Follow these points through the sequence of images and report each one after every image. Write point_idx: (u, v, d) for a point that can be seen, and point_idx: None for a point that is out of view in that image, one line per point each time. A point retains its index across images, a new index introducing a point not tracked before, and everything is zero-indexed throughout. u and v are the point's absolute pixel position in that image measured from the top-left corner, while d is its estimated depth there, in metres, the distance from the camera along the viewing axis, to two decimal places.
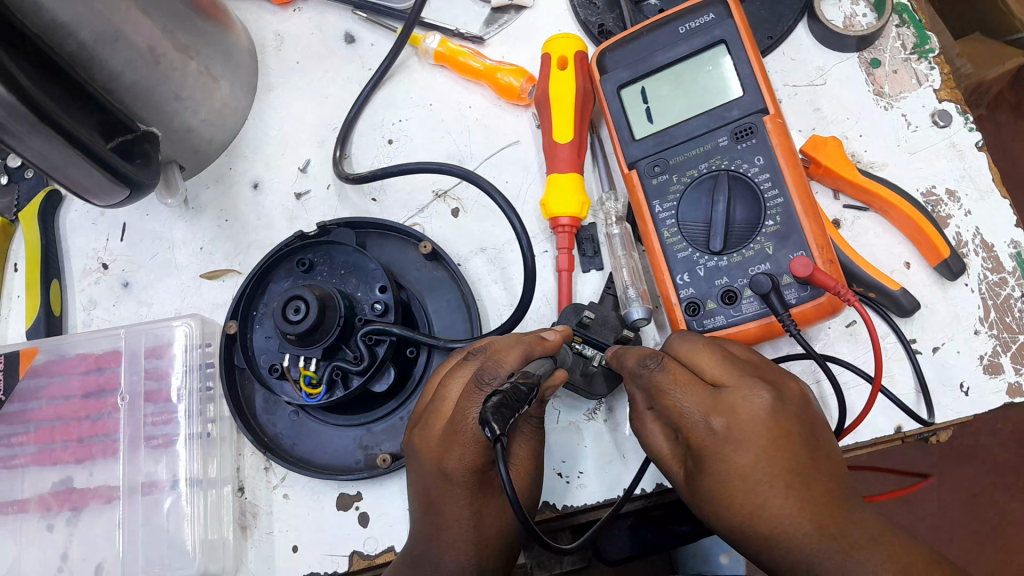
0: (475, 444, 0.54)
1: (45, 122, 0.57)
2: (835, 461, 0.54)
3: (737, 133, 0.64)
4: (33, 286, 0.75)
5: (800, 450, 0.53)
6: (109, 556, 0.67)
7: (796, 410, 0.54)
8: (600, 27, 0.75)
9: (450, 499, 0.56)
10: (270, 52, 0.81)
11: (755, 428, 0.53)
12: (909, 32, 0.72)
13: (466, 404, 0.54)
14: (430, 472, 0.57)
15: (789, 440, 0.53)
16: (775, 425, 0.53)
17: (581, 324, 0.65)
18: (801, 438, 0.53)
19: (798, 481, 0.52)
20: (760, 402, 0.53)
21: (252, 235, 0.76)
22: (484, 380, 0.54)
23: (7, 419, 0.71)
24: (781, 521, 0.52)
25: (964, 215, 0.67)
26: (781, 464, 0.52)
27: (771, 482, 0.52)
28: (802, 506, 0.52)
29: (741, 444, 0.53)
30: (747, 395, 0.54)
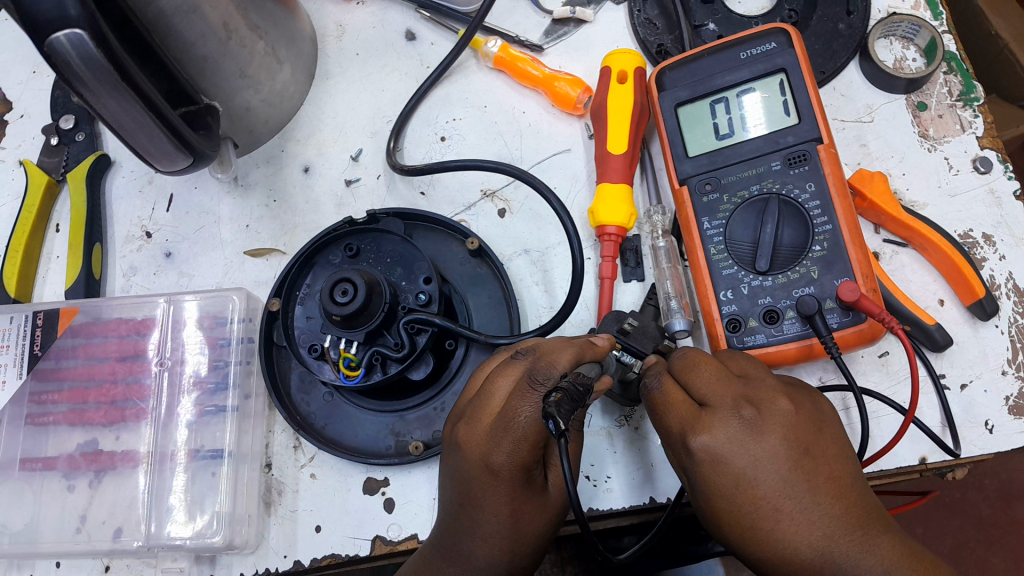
0: (525, 443, 0.54)
1: (124, 82, 0.56)
2: (840, 475, 0.52)
3: (791, 159, 0.66)
4: (75, 246, 0.76)
5: (793, 474, 0.51)
6: (130, 521, 0.67)
7: (785, 429, 0.52)
8: (659, 47, 0.77)
9: (488, 495, 0.56)
10: (330, 42, 0.83)
11: (738, 453, 0.51)
12: (956, 80, 0.74)
13: (515, 402, 0.54)
14: (471, 465, 0.57)
15: (776, 465, 0.51)
16: (761, 450, 0.51)
17: (622, 330, 0.66)
18: (791, 460, 0.51)
19: (792, 505, 0.50)
20: (741, 425, 0.52)
21: (299, 216, 0.77)
22: (537, 379, 0.53)
23: (41, 375, 0.71)
24: (776, 543, 0.50)
25: (998, 259, 0.69)
26: (769, 489, 0.51)
27: (756, 506, 0.51)
28: (796, 530, 0.50)
29: (719, 469, 0.51)
30: (727, 417, 0.52)
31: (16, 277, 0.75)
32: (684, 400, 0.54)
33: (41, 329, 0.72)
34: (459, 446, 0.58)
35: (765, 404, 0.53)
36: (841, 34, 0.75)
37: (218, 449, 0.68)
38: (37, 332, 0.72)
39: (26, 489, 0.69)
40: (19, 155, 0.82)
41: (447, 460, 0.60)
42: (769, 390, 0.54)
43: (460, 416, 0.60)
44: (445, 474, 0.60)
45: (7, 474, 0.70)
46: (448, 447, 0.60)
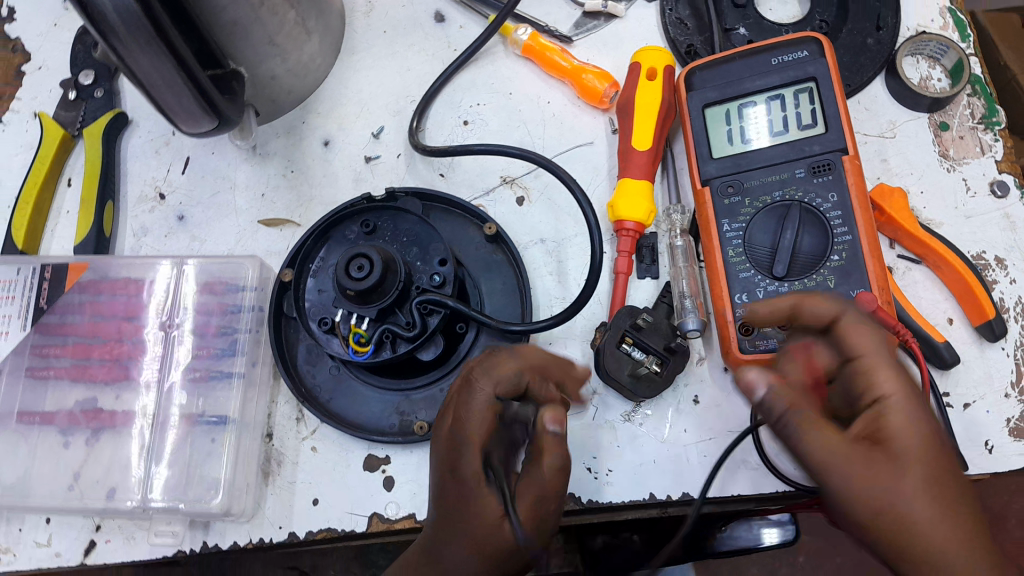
0: (470, 442, 0.54)
1: (156, 38, 0.56)
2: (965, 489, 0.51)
3: (815, 167, 0.66)
4: (88, 202, 0.75)
5: (937, 473, 0.51)
6: (126, 482, 0.66)
7: (940, 425, 0.52)
8: (688, 47, 0.77)
9: (450, 498, 0.55)
10: (358, 17, 0.82)
11: (884, 448, 0.51)
12: (979, 102, 0.75)
13: (462, 404, 0.56)
14: (441, 467, 0.56)
15: (918, 463, 0.51)
16: (906, 447, 0.51)
17: (634, 325, 0.67)
18: (936, 461, 0.51)
19: (924, 508, 0.50)
20: (905, 424, 0.52)
21: (316, 189, 0.76)
22: (475, 374, 0.57)
23: (45, 329, 0.71)
24: (898, 543, 0.50)
25: (1009, 282, 0.69)
26: (916, 497, 0.50)
27: (894, 518, 0.50)
28: (937, 543, 0.49)
29: (851, 445, 0.52)
30: (892, 405, 0.53)
31: (25, 229, 0.74)
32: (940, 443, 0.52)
33: (48, 283, 0.71)
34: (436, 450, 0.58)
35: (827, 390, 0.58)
36: (869, 49, 0.75)
37: (221, 416, 0.67)
38: (44, 285, 0.71)
39: (22, 442, 0.69)
40: (34, 107, 0.81)
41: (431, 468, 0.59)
42: None
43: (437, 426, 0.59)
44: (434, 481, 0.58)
45: (4, 426, 0.69)
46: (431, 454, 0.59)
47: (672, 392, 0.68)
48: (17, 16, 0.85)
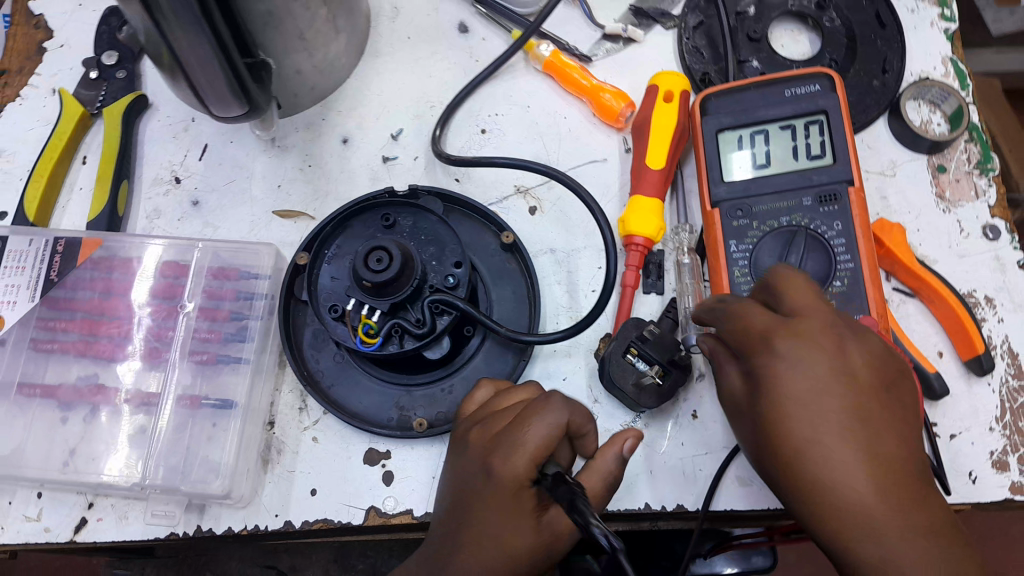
0: (525, 452, 0.52)
1: (201, 21, 0.57)
2: (894, 440, 0.49)
3: (822, 197, 0.69)
4: (104, 180, 0.75)
5: (848, 428, 0.49)
6: (125, 460, 0.66)
7: (849, 371, 0.51)
8: (703, 75, 0.80)
9: (479, 502, 0.54)
10: (384, 22, 0.84)
11: (791, 404, 0.51)
12: (975, 149, 0.79)
13: (526, 418, 0.54)
14: (472, 470, 0.55)
15: (828, 422, 0.50)
16: (815, 405, 0.50)
17: (640, 336, 0.68)
18: (847, 415, 0.50)
19: (842, 468, 0.48)
20: (807, 379, 0.51)
21: (332, 185, 0.78)
22: (551, 399, 0.54)
23: (53, 302, 0.70)
24: (820, 504, 0.49)
25: (997, 321, 0.72)
26: (831, 459, 0.49)
27: (809, 479, 0.49)
28: (861, 503, 0.48)
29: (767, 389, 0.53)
30: (790, 360, 0.52)
31: (38, 202, 0.74)
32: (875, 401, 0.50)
33: (60, 256, 0.71)
34: (468, 455, 0.56)
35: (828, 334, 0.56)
36: (874, 91, 0.79)
37: (227, 400, 0.68)
38: (55, 259, 0.71)
39: (18, 414, 0.68)
40: (54, 84, 0.81)
41: (451, 471, 0.58)
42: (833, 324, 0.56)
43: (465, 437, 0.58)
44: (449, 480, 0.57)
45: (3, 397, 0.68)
46: (452, 459, 0.59)
47: (672, 406, 0.70)
48: None
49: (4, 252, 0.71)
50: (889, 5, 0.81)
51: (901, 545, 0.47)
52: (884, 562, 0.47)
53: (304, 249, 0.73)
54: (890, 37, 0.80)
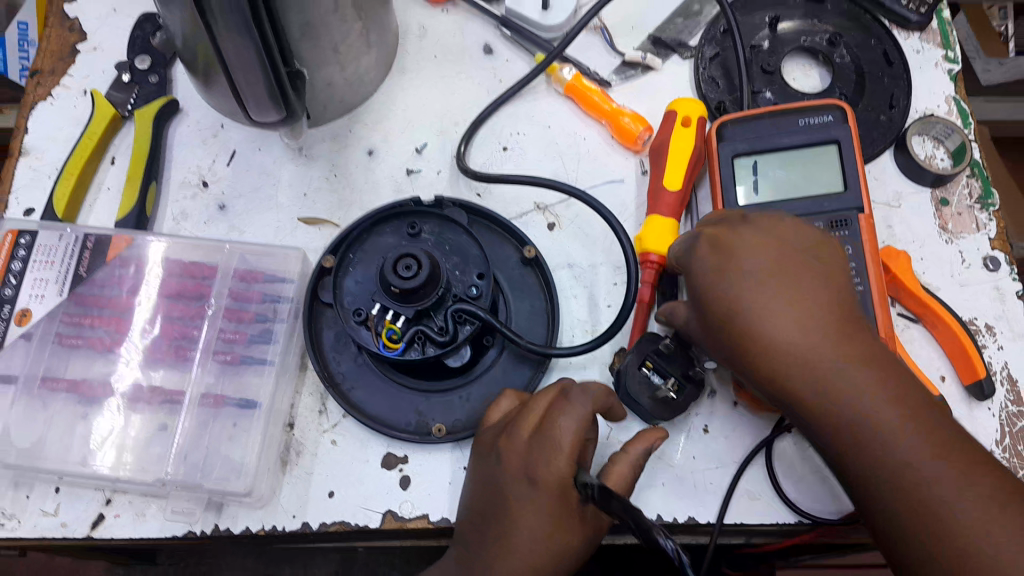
0: (563, 454, 0.59)
1: (249, 25, 0.59)
2: (833, 304, 0.59)
3: (834, 223, 0.71)
4: (133, 181, 0.77)
5: (788, 301, 0.58)
6: (147, 455, 0.67)
7: (778, 253, 0.61)
8: (718, 103, 0.82)
9: (526, 503, 0.60)
10: (411, 40, 0.87)
11: (739, 287, 0.60)
12: (977, 184, 0.82)
13: (553, 424, 0.60)
14: (512, 474, 0.61)
15: (770, 298, 0.59)
16: (757, 286, 0.59)
17: (657, 351, 0.70)
18: (784, 290, 0.59)
19: (790, 333, 0.57)
20: (745, 266, 0.61)
21: (357, 195, 0.79)
22: (572, 396, 0.61)
23: (80, 298, 0.71)
24: (767, 368, 0.58)
25: (997, 348, 0.75)
26: (778, 326, 0.58)
27: (763, 349, 0.58)
28: (812, 361, 0.57)
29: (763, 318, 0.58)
30: (738, 256, 0.62)
31: (67, 199, 0.76)
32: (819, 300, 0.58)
33: (89, 252, 0.72)
34: (501, 460, 0.61)
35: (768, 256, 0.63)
36: (882, 125, 0.82)
37: (250, 400, 0.69)
38: (84, 254, 0.72)
39: (39, 406, 0.68)
40: (85, 86, 0.83)
41: (482, 468, 0.64)
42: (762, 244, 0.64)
43: (491, 439, 0.64)
44: (480, 475, 0.64)
45: (26, 390, 0.68)
46: (479, 454, 0.64)
47: (684, 420, 0.71)
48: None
49: (34, 247, 0.72)
50: (896, 45, 0.84)
51: (863, 394, 0.55)
52: (853, 409, 0.55)
53: (329, 254, 0.74)
54: (897, 75, 0.83)
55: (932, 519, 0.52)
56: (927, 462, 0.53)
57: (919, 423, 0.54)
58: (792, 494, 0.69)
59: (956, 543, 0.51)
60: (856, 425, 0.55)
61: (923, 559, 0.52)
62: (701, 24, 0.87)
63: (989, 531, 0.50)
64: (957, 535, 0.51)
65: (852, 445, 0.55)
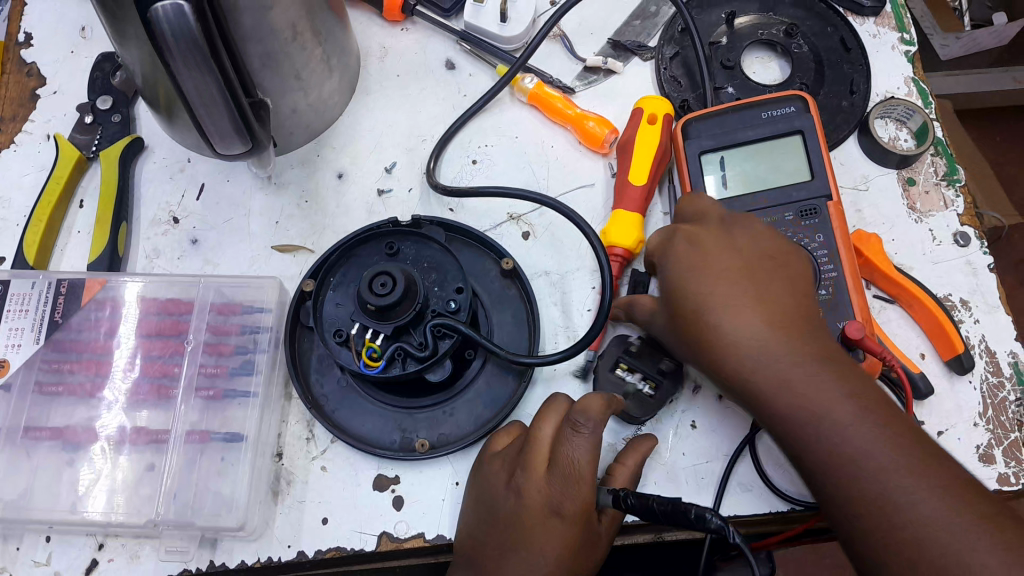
0: (585, 482, 0.61)
1: (207, 59, 0.59)
2: (794, 307, 0.61)
3: (802, 212, 0.72)
4: (103, 222, 0.76)
5: (748, 298, 0.61)
6: (136, 497, 0.66)
7: (741, 257, 0.63)
8: (682, 102, 0.83)
9: (548, 536, 0.62)
10: (373, 61, 0.87)
11: (702, 285, 0.62)
12: (942, 161, 0.83)
13: (569, 454, 0.62)
14: (534, 508, 0.62)
15: (731, 295, 0.61)
16: (719, 284, 0.62)
17: (628, 350, 0.71)
18: (745, 289, 0.61)
19: (753, 329, 0.59)
20: (708, 263, 0.63)
21: (329, 219, 0.79)
22: (580, 423, 0.62)
23: (58, 344, 0.71)
24: (731, 363, 0.60)
25: (973, 322, 0.76)
26: (738, 322, 0.60)
27: (725, 345, 0.60)
28: (770, 357, 0.58)
29: (720, 307, 0.61)
30: (697, 255, 0.64)
31: (37, 245, 0.75)
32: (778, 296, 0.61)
33: (63, 298, 0.72)
34: (521, 495, 0.63)
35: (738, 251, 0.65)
36: (844, 111, 0.83)
37: (236, 433, 0.68)
38: (59, 300, 0.72)
39: (23, 456, 0.68)
40: (48, 130, 0.83)
41: (491, 499, 0.64)
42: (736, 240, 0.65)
43: (505, 468, 0.65)
44: (480, 509, 0.65)
45: (8, 440, 0.68)
46: (486, 486, 0.65)
47: (670, 417, 0.72)
48: (34, 42, 0.87)
49: (7, 295, 0.72)
50: (852, 30, 0.85)
51: (817, 387, 0.56)
52: (809, 403, 0.56)
53: (310, 277, 0.75)
54: (855, 60, 0.84)
55: (884, 508, 0.52)
56: (885, 455, 0.53)
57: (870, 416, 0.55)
58: (780, 481, 0.69)
59: (909, 528, 0.50)
60: (813, 419, 0.56)
61: (877, 547, 0.52)
62: (658, 24, 0.88)
63: (940, 520, 0.50)
64: (906, 521, 0.51)
65: (809, 440, 0.56)
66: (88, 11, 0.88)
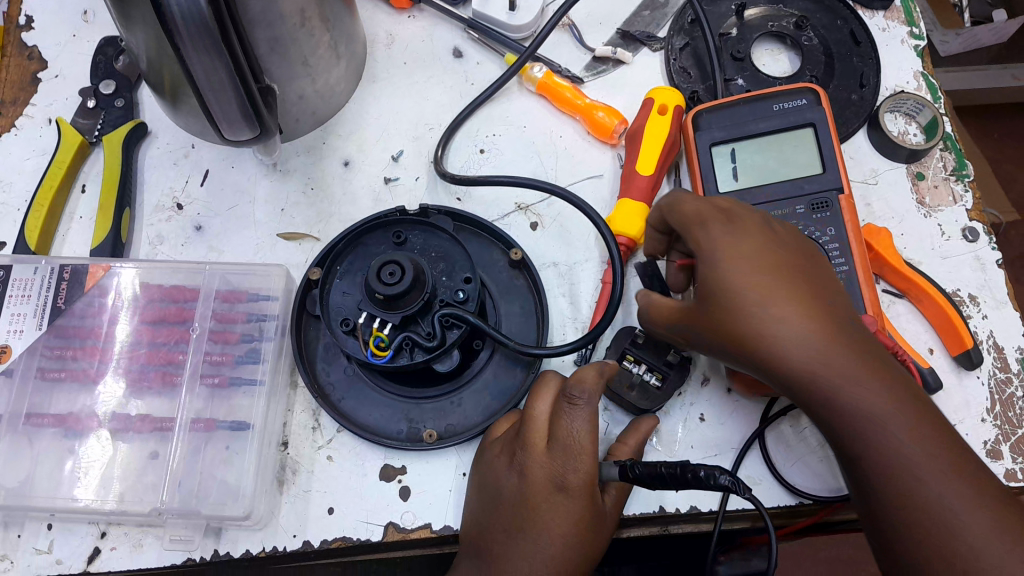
0: (586, 455, 0.59)
1: (217, 42, 0.58)
2: (826, 294, 0.57)
3: (814, 205, 0.72)
4: (106, 207, 0.75)
5: (791, 296, 0.56)
6: (139, 486, 0.65)
7: (771, 241, 0.59)
8: (692, 93, 0.82)
9: (555, 514, 0.60)
10: (380, 48, 0.86)
11: (739, 282, 0.57)
12: (951, 156, 0.83)
13: (567, 427, 0.59)
14: (537, 487, 0.60)
15: (772, 294, 0.56)
16: (760, 279, 0.56)
17: (635, 342, 0.71)
18: (780, 276, 0.57)
19: (797, 330, 0.55)
20: (739, 245, 0.58)
21: (336, 207, 0.79)
22: (575, 395, 0.60)
23: (61, 331, 0.70)
24: (771, 356, 0.56)
25: (982, 318, 0.76)
26: (785, 320, 0.55)
27: (764, 345, 0.56)
28: (808, 348, 0.55)
29: (757, 295, 0.56)
30: (734, 248, 0.58)
31: (39, 230, 0.74)
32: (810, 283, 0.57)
33: (66, 284, 0.71)
34: (524, 474, 0.61)
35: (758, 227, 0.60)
36: (853, 104, 0.83)
37: (242, 421, 0.68)
38: (61, 286, 0.71)
39: (26, 444, 0.67)
40: (50, 114, 0.82)
41: (494, 482, 0.63)
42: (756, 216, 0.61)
43: (506, 448, 0.63)
44: (484, 491, 0.63)
45: (10, 427, 0.67)
46: (488, 470, 0.63)
47: (678, 409, 0.71)
48: (35, 25, 0.86)
49: (9, 280, 0.71)
50: (862, 23, 0.85)
51: (857, 381, 0.54)
52: (849, 400, 0.54)
53: (317, 265, 0.74)
54: (865, 53, 0.84)
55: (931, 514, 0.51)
56: (932, 461, 0.52)
57: (913, 415, 0.53)
58: (789, 475, 0.68)
59: (953, 537, 0.50)
60: (855, 416, 0.54)
61: (920, 553, 0.51)
62: (667, 15, 0.88)
63: (993, 533, 0.49)
64: (953, 529, 0.50)
65: (857, 437, 0.54)
66: None
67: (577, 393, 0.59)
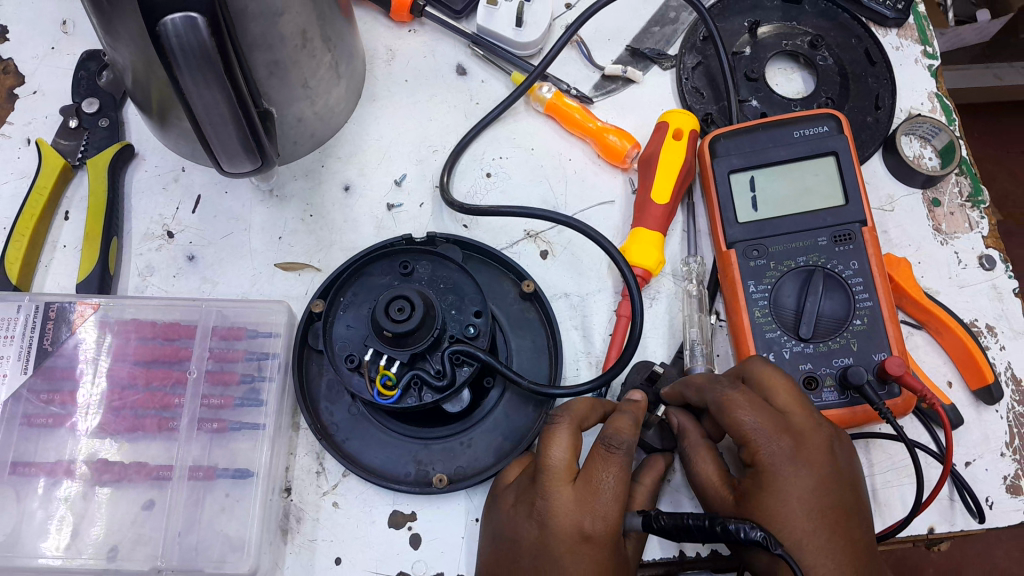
0: (616, 504, 0.57)
1: (216, 73, 0.54)
2: (852, 521, 0.57)
3: (837, 237, 0.69)
4: (92, 237, 0.71)
5: (831, 540, 0.55)
6: (135, 541, 0.62)
7: (820, 462, 0.57)
8: (706, 115, 0.80)
9: (584, 565, 0.57)
10: (380, 65, 0.82)
11: (783, 504, 0.56)
12: (966, 181, 0.82)
13: (598, 476, 0.58)
14: (561, 536, 0.57)
15: (805, 527, 0.55)
16: (802, 510, 0.56)
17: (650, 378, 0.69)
18: (819, 494, 0.56)
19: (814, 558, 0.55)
20: (782, 445, 0.57)
21: (337, 234, 0.75)
22: (613, 444, 0.59)
23: (47, 373, 0.66)
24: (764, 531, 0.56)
25: (999, 349, 0.75)
26: (801, 528, 0.55)
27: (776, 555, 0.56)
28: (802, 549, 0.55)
29: (791, 494, 0.56)
30: (789, 466, 0.57)
31: (19, 263, 0.70)
32: (840, 509, 0.57)
33: (52, 323, 0.67)
34: (546, 524, 0.57)
35: (815, 437, 0.58)
36: (869, 126, 0.80)
37: (244, 469, 0.64)
38: (47, 325, 0.67)
39: (12, 496, 0.62)
40: (29, 134, 0.77)
41: (514, 531, 0.59)
42: (822, 431, 0.58)
43: (523, 497, 0.60)
44: (502, 541, 0.60)
45: None
46: (506, 518, 0.60)
47: None
48: (9, 36, 0.80)
49: None
50: (877, 43, 0.83)
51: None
52: None
53: (318, 297, 0.70)
54: (880, 74, 0.82)
55: None
56: None
57: None
58: None
59: None
60: None
61: None
62: (678, 32, 0.85)
63: None
64: None
65: None
66: (69, 4, 0.82)
67: (626, 444, 0.59)
